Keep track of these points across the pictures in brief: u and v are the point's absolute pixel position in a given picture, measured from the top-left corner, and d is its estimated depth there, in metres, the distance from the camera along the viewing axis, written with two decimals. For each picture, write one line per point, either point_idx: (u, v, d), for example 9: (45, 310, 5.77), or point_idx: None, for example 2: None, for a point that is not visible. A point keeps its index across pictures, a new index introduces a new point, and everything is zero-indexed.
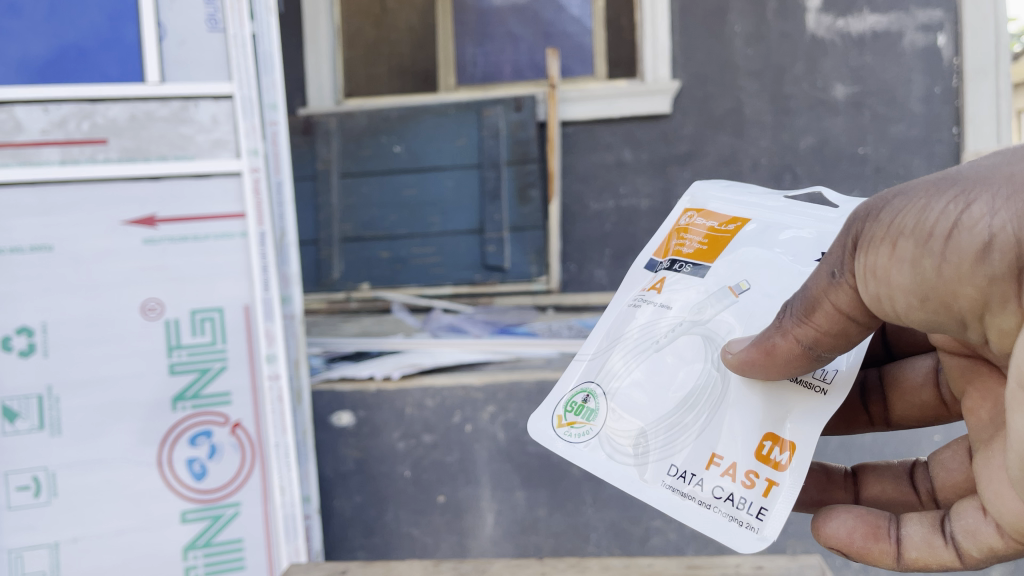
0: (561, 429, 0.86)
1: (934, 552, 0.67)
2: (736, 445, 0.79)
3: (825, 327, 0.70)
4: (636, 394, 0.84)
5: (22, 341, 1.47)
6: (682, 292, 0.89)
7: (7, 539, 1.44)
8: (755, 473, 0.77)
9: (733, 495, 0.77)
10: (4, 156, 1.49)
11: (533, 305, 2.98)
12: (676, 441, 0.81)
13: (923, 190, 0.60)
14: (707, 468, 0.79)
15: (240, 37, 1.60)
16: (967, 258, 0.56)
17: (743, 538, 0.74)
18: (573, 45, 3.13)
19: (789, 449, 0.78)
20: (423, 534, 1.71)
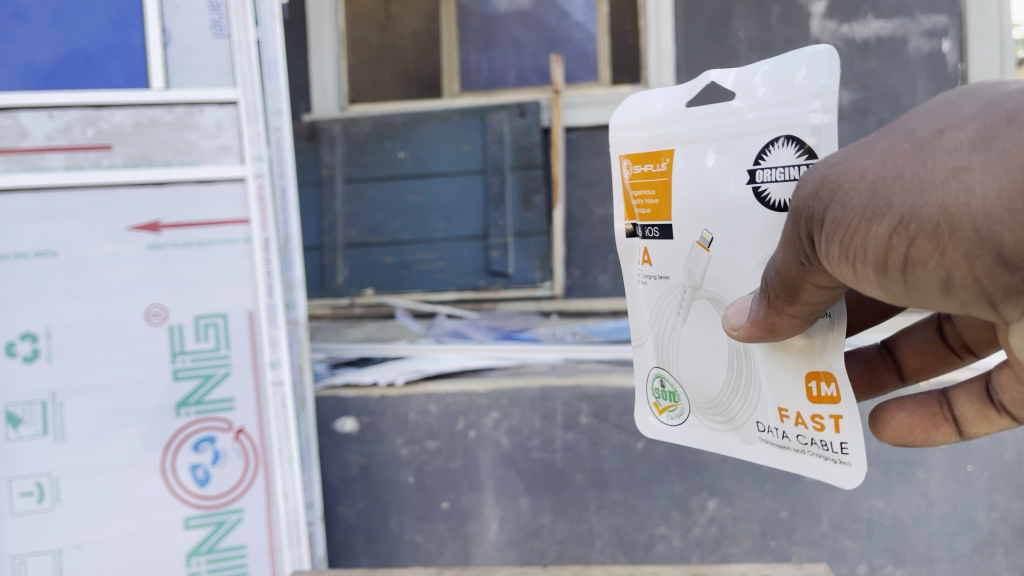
0: (666, 416, 0.84)
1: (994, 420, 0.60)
2: (790, 394, 0.71)
3: (809, 306, 0.61)
4: (691, 363, 0.78)
5: (26, 347, 1.47)
6: (667, 256, 0.75)
7: (11, 545, 1.44)
8: (819, 415, 0.69)
9: (815, 439, 0.70)
10: (9, 162, 1.49)
11: (538, 311, 2.95)
12: (746, 397, 0.75)
13: (897, 168, 0.48)
14: (782, 420, 0.72)
15: (245, 43, 1.60)
16: (966, 258, 0.46)
17: (842, 477, 0.68)
18: (577, 51, 3.13)
19: (830, 380, 0.67)
20: (426, 541, 1.70)
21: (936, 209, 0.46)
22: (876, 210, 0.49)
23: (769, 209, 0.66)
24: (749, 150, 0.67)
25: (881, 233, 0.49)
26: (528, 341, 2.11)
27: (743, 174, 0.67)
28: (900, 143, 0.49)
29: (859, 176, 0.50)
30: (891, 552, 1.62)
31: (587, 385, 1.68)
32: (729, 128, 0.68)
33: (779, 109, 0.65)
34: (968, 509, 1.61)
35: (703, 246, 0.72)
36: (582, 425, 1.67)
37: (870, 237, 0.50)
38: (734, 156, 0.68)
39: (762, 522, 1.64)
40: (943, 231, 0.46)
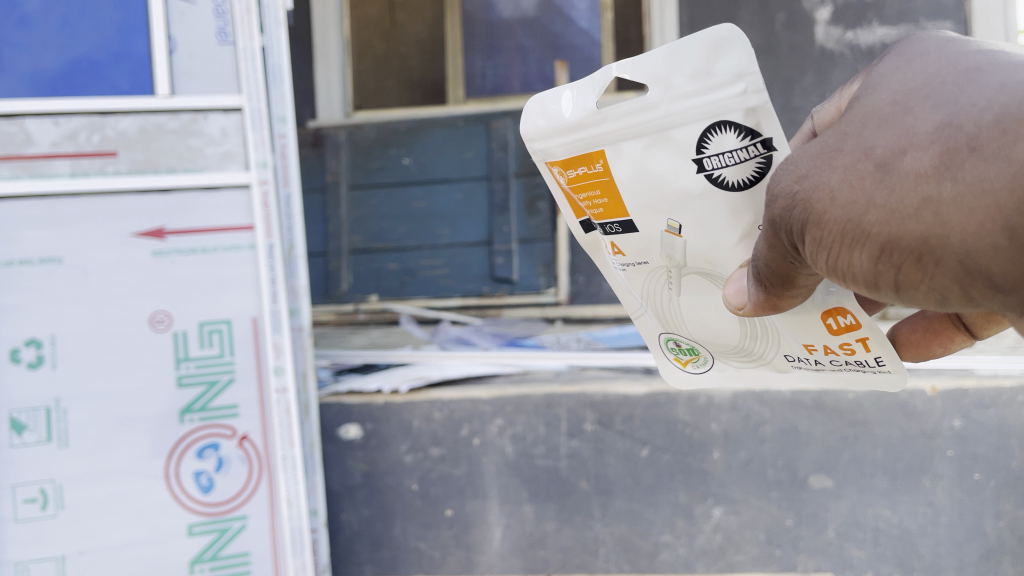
0: (689, 366, 0.83)
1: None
2: (812, 332, 0.71)
3: (806, 289, 0.64)
4: (702, 318, 0.77)
5: (31, 353, 1.47)
6: (636, 243, 0.74)
7: (14, 552, 1.43)
8: (847, 343, 0.69)
9: (851, 358, 0.71)
10: (15, 168, 1.50)
11: (542, 317, 2.96)
12: (768, 337, 0.75)
13: (872, 199, 0.51)
14: (812, 350, 0.73)
15: (250, 50, 1.62)
16: (952, 277, 0.50)
17: (890, 380, 0.71)
18: (582, 58, 3.12)
19: (847, 313, 0.67)
20: (429, 548, 1.69)
21: (915, 241, 0.50)
22: (856, 239, 0.53)
23: (732, 190, 0.66)
24: (686, 141, 0.65)
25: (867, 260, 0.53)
26: (533, 347, 2.11)
27: (689, 164, 0.66)
28: (864, 163, 0.52)
29: (831, 202, 0.53)
30: (899, 561, 1.61)
31: (592, 392, 1.68)
32: (653, 122, 0.66)
33: (705, 95, 0.63)
34: (976, 518, 1.59)
35: (673, 233, 0.71)
36: (587, 432, 1.67)
37: (855, 261, 0.54)
38: (672, 148, 0.66)
39: (768, 530, 1.63)
40: (927, 259, 0.50)
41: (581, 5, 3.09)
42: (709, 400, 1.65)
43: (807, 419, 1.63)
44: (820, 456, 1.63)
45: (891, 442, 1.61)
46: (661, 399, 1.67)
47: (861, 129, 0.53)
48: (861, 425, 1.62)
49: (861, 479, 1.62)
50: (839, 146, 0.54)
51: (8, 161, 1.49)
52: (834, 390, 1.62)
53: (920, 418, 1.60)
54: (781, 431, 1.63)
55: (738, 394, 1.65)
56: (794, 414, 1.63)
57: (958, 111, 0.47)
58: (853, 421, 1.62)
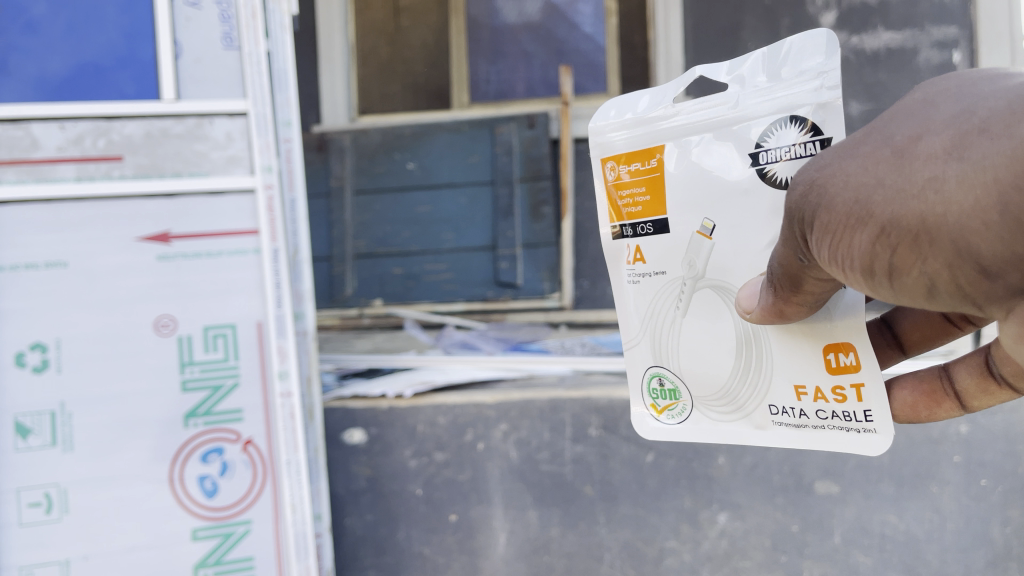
0: (664, 416, 0.79)
1: (995, 394, 0.63)
2: (807, 369, 0.69)
3: (819, 293, 0.63)
4: (694, 355, 0.75)
5: (36, 357, 1.47)
6: (666, 248, 0.74)
7: (19, 556, 1.44)
8: (839, 387, 0.68)
9: (837, 412, 0.68)
10: (21, 173, 1.50)
11: (546, 322, 2.96)
12: (757, 381, 0.73)
13: (879, 178, 0.50)
14: (800, 399, 0.70)
15: (256, 55, 1.62)
16: (950, 261, 0.48)
17: (870, 444, 0.67)
18: (585, 63, 3.15)
19: (851, 350, 0.66)
20: (434, 554, 1.69)
21: (915, 217, 0.48)
22: (859, 218, 0.51)
23: (775, 188, 0.66)
24: (749, 135, 0.68)
25: (865, 239, 0.51)
26: (537, 352, 2.10)
27: (745, 157, 0.68)
28: (881, 150, 0.50)
29: (843, 184, 0.52)
30: (905, 567, 1.60)
31: (596, 397, 1.67)
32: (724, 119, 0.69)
33: (778, 93, 0.66)
34: (983, 523, 1.59)
35: (704, 235, 0.71)
36: (592, 437, 1.66)
37: (855, 245, 0.52)
38: (732, 143, 0.69)
39: (774, 536, 1.62)
40: (925, 238, 0.48)
41: (586, 10, 3.11)
42: None
43: None
44: (826, 462, 1.61)
45: (898, 448, 1.60)
46: None
47: (884, 123, 0.52)
48: None
49: (867, 485, 1.61)
50: (862, 134, 0.53)
51: (14, 165, 1.50)
52: None
53: (926, 424, 1.60)
54: None
55: None
56: None
57: (978, 99, 0.46)
58: None
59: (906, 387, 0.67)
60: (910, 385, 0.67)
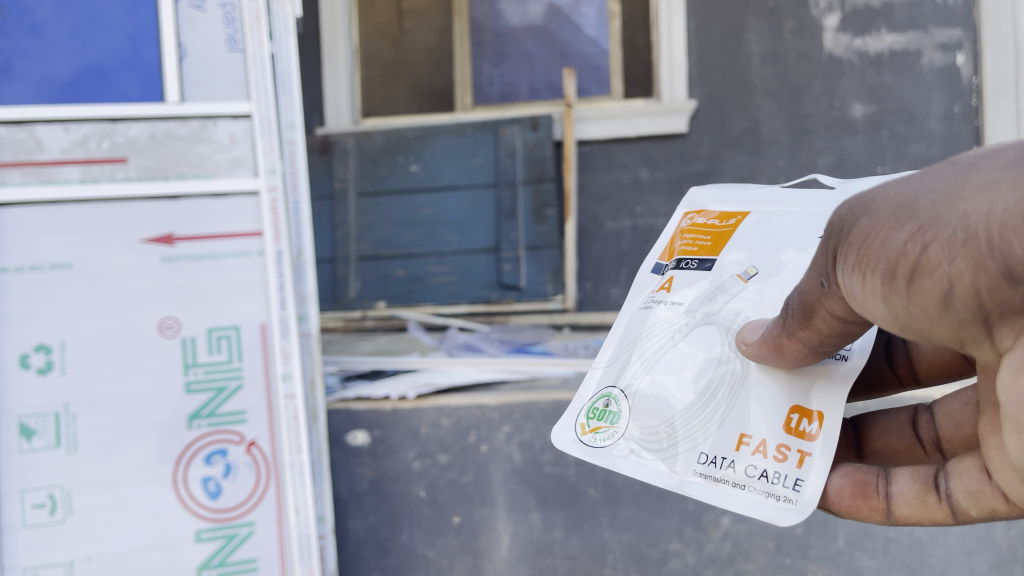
0: (587, 435, 0.82)
1: (928, 509, 0.67)
2: (765, 423, 0.75)
3: (825, 331, 0.66)
4: (659, 393, 0.80)
5: (40, 359, 1.48)
6: (693, 284, 0.85)
7: (23, 556, 1.44)
8: (785, 446, 0.74)
9: (767, 471, 0.73)
10: (26, 174, 1.51)
11: (549, 324, 2.97)
12: (704, 430, 0.78)
13: (928, 188, 0.54)
14: (738, 449, 0.75)
15: (259, 57, 1.62)
16: (974, 265, 0.50)
17: (782, 512, 0.71)
18: (589, 66, 3.13)
19: (817, 419, 0.74)
20: (437, 555, 1.69)
21: (956, 219, 0.51)
22: (899, 220, 0.54)
23: None
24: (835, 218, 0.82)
25: (899, 239, 0.53)
26: (541, 354, 2.10)
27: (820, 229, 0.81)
28: (932, 173, 0.55)
29: (889, 197, 0.56)
30: (910, 570, 1.60)
31: None
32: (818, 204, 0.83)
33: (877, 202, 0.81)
34: (988, 528, 1.58)
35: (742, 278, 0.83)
36: None
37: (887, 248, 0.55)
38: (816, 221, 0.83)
39: (777, 539, 1.61)
40: (957, 239, 0.51)
41: (589, 12, 3.09)
42: None
43: None
44: None
45: None
46: None
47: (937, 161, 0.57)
48: None
49: None
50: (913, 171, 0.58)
51: (18, 167, 1.51)
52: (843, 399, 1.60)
53: None
54: None
55: None
56: None
57: None
58: None
59: (843, 474, 0.72)
60: (849, 476, 0.72)
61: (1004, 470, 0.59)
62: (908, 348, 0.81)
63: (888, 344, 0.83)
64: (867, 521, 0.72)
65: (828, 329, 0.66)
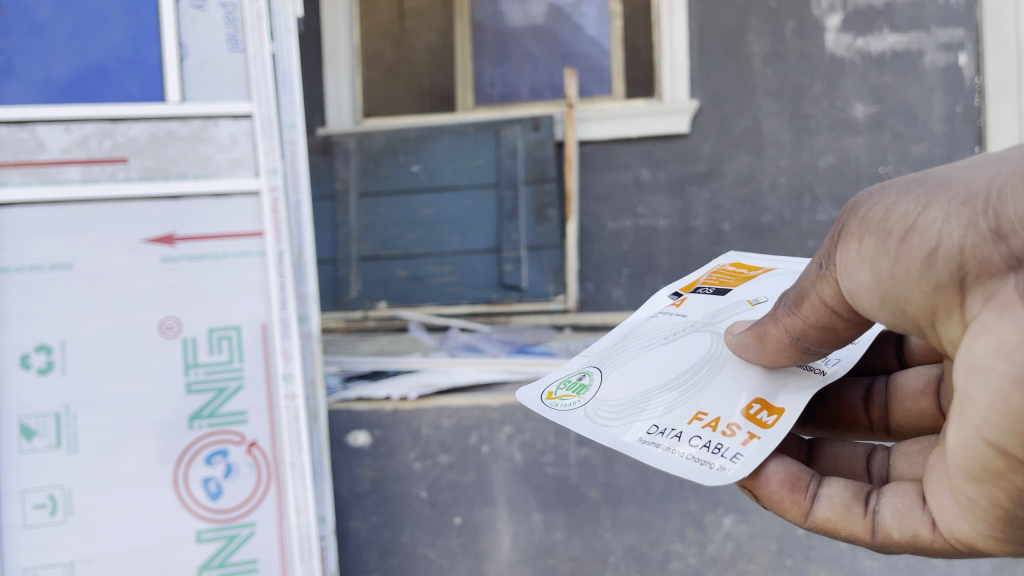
0: (551, 400, 0.88)
1: (849, 519, 0.67)
2: (726, 409, 0.79)
3: (811, 319, 0.70)
4: (633, 377, 0.88)
5: (41, 359, 1.48)
6: (702, 306, 0.97)
7: (22, 557, 1.43)
8: (737, 426, 0.76)
9: (710, 443, 0.76)
10: (27, 174, 1.51)
11: (551, 324, 2.97)
12: (663, 409, 0.82)
13: (945, 171, 0.58)
14: (689, 424, 0.79)
15: (260, 57, 1.62)
16: (958, 225, 0.53)
17: (707, 471, 0.72)
18: (590, 66, 3.13)
19: (776, 411, 0.77)
20: (438, 556, 1.69)
21: (960, 184, 0.55)
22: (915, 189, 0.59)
23: None
24: None
25: (905, 204, 0.58)
26: (542, 355, 2.09)
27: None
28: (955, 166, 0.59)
29: (908, 182, 0.61)
30: (912, 570, 1.59)
31: None
32: None
33: None
34: None
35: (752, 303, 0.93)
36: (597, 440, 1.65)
37: (895, 213, 0.59)
38: None
39: (779, 539, 1.61)
40: (955, 200, 0.54)
41: (590, 12, 3.08)
42: None
43: None
44: None
45: None
46: None
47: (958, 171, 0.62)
48: None
49: None
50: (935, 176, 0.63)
51: (19, 168, 1.50)
52: None
53: None
54: None
55: None
56: None
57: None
58: None
59: (781, 461, 0.71)
60: (786, 465, 0.71)
61: (940, 481, 0.60)
62: (886, 394, 0.87)
63: (868, 389, 0.88)
64: (783, 517, 0.71)
65: (812, 321, 0.70)
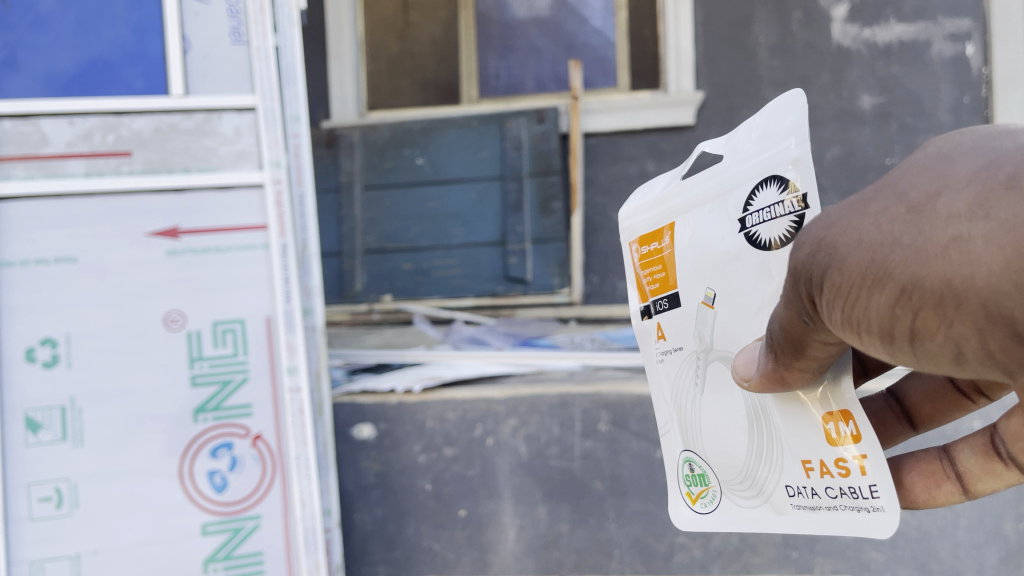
0: (698, 505, 0.74)
1: (998, 475, 0.60)
2: (812, 438, 0.63)
3: (820, 359, 0.58)
4: (720, 437, 0.71)
5: (46, 352, 1.48)
6: (678, 324, 0.73)
7: (28, 551, 1.43)
8: (844, 459, 0.61)
9: (842, 489, 0.62)
10: (30, 168, 1.51)
11: (556, 317, 2.98)
12: (771, 461, 0.67)
13: (903, 239, 0.46)
14: (809, 474, 0.64)
15: (263, 50, 1.62)
16: (979, 324, 0.45)
17: (879, 524, 0.60)
18: (595, 58, 3.12)
19: (846, 418, 0.60)
20: (443, 549, 1.68)
21: (945, 276, 0.44)
22: (876, 279, 0.47)
23: (762, 248, 0.63)
24: (738, 198, 0.65)
25: (889, 299, 0.47)
26: (547, 347, 2.10)
27: (733, 222, 0.66)
28: (900, 209, 0.47)
29: (855, 244, 0.48)
30: (918, 564, 1.58)
31: (606, 393, 1.67)
32: (721, 187, 0.67)
33: (761, 156, 0.63)
34: (996, 520, 1.57)
35: (708, 304, 0.69)
36: (601, 433, 1.66)
37: (875, 306, 0.48)
38: (722, 210, 0.67)
39: (785, 532, 1.60)
40: (954, 304, 0.45)
41: (595, 4, 3.07)
42: None
43: None
44: None
45: None
46: None
47: (897, 181, 0.49)
48: None
49: None
50: (871, 194, 0.49)
51: (23, 161, 1.51)
52: None
53: None
54: None
55: None
56: None
57: (994, 163, 0.44)
58: None
59: (908, 470, 0.64)
60: (915, 466, 0.64)
61: None
62: None
63: None
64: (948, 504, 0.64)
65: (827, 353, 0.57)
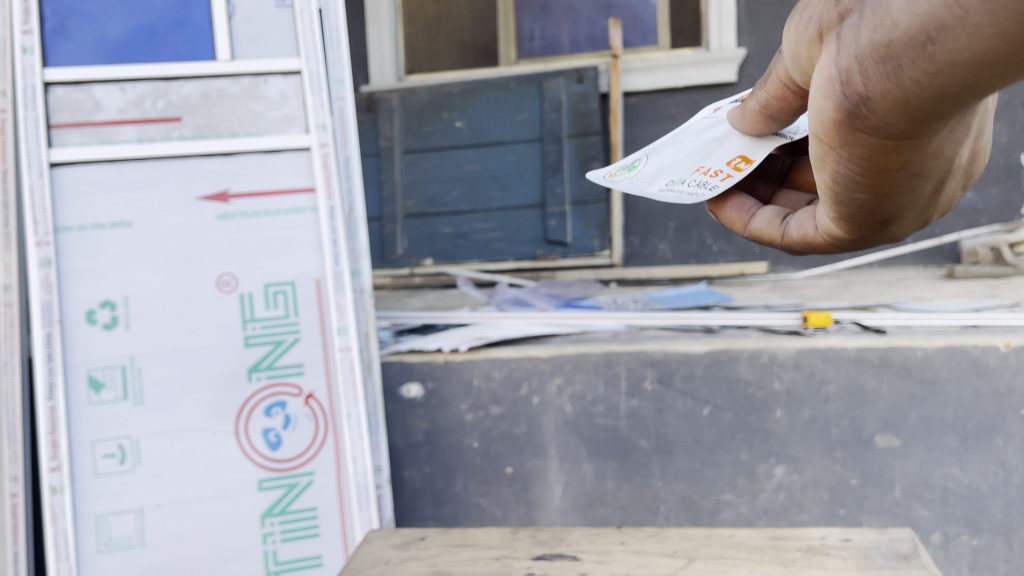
0: (610, 177, 0.96)
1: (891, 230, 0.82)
2: (726, 151, 0.85)
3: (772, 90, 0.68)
4: (673, 150, 0.94)
5: (105, 314, 1.52)
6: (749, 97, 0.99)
7: (94, 505, 1.48)
8: (727, 167, 0.84)
9: (702, 181, 0.85)
10: (84, 135, 1.55)
11: (597, 279, 2.96)
12: (683, 164, 0.90)
13: None
14: (693, 173, 0.87)
15: (308, 13, 1.65)
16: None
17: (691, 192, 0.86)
18: (630, 17, 3.08)
19: (745, 160, 0.82)
20: (491, 505, 1.72)
21: None
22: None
23: None
24: None
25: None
26: (590, 308, 2.09)
27: None
28: None
29: None
30: (968, 522, 1.55)
31: (652, 351, 1.63)
32: None
33: None
34: None
35: None
36: (647, 391, 1.64)
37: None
38: None
39: (832, 490, 1.59)
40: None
41: None
42: (771, 358, 1.59)
43: (872, 378, 1.55)
44: (886, 415, 1.55)
45: (962, 400, 1.52)
46: (722, 357, 1.60)
47: None
48: (929, 382, 1.53)
49: (930, 439, 1.54)
50: None
51: (77, 128, 1.55)
52: (902, 346, 1.53)
53: (993, 376, 1.51)
54: (846, 390, 1.56)
55: (800, 352, 1.57)
56: (859, 373, 1.55)
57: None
58: (922, 378, 1.53)
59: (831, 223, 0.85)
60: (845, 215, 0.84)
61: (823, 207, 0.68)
62: None
63: None
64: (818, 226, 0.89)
65: (777, 93, 0.68)
